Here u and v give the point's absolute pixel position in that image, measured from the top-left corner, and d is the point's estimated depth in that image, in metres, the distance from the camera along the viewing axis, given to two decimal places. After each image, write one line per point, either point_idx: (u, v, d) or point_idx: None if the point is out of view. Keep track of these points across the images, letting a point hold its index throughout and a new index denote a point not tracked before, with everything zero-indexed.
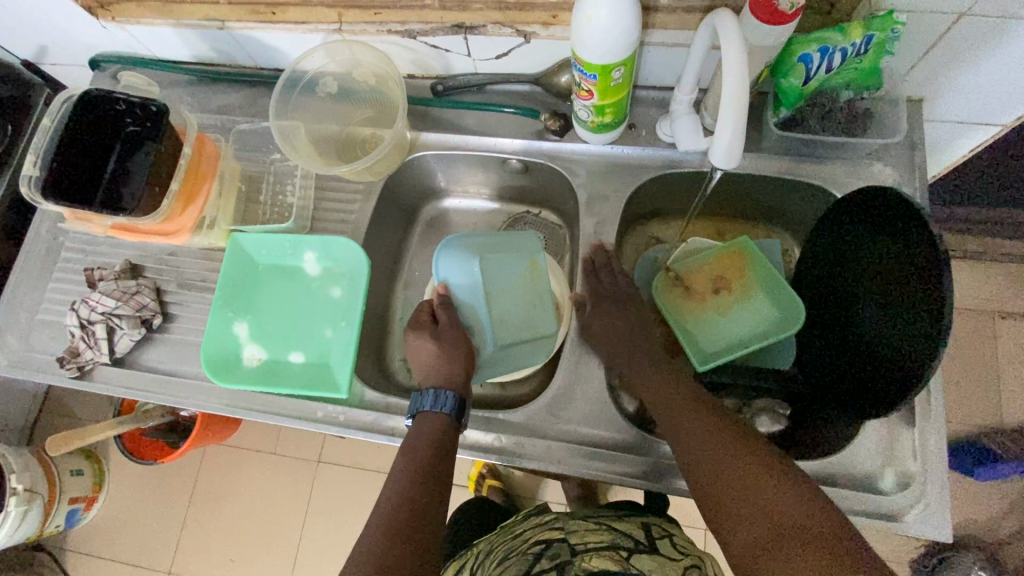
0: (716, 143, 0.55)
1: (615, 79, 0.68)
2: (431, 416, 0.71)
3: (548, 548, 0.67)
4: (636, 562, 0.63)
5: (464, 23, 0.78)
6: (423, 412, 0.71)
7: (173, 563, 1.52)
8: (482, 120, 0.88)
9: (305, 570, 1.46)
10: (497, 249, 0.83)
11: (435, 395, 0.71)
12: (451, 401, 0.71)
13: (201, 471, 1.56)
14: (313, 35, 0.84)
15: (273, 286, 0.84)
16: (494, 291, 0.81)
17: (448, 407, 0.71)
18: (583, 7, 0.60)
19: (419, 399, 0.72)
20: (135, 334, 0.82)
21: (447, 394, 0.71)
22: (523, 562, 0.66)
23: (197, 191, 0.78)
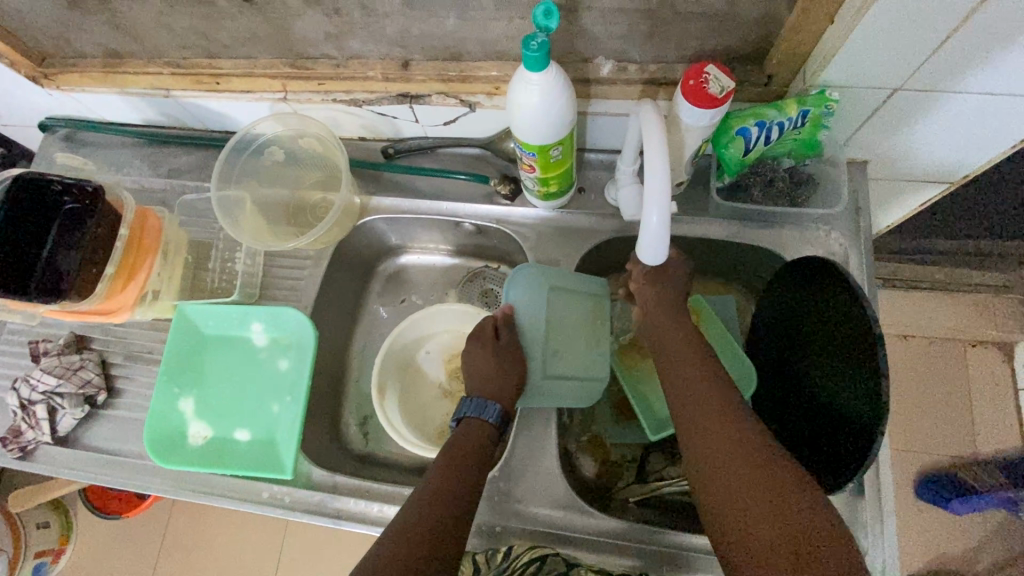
0: (645, 231, 0.56)
1: (554, 156, 0.68)
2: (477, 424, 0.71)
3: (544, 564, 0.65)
4: None
5: (409, 93, 0.78)
6: (469, 417, 0.72)
7: None
8: (434, 183, 0.88)
9: None
10: (567, 286, 0.80)
11: (482, 403, 0.72)
12: (495, 411, 0.71)
13: (170, 525, 1.53)
14: (259, 102, 0.84)
15: (221, 358, 0.82)
16: (557, 325, 0.79)
17: (494, 418, 0.71)
18: (514, 93, 0.60)
19: (465, 404, 0.73)
20: (78, 412, 0.80)
21: (495, 404, 0.72)
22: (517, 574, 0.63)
23: (138, 267, 0.77)
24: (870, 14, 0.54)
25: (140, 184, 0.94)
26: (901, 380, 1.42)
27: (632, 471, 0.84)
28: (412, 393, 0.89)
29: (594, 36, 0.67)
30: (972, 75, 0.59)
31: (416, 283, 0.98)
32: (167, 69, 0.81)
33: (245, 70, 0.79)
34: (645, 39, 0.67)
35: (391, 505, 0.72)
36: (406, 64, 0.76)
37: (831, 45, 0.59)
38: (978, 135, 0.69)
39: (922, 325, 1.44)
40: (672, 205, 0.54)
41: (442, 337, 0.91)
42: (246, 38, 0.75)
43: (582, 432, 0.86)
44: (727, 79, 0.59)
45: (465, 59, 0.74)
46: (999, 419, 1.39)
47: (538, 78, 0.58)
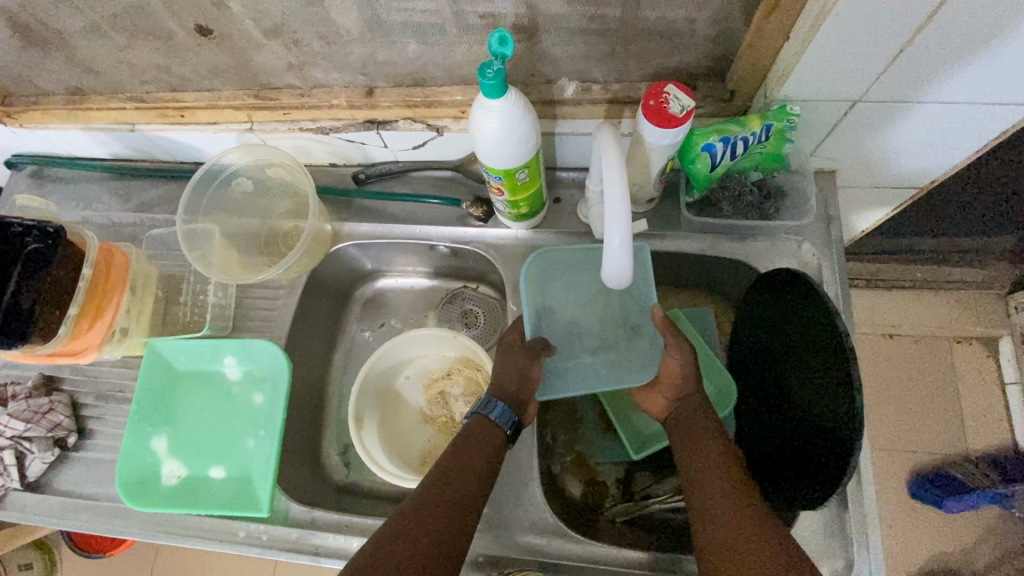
0: (608, 253, 0.55)
1: (521, 179, 0.67)
2: (490, 425, 0.67)
3: None
4: None
5: (375, 119, 0.77)
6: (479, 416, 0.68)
7: None
8: (406, 207, 0.87)
9: None
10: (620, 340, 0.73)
11: (496, 410, 0.67)
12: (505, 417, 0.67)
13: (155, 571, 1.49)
14: (226, 134, 0.83)
15: (194, 395, 0.81)
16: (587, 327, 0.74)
17: (505, 423, 0.67)
18: (475, 121, 0.60)
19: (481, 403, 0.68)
20: (47, 456, 0.78)
21: (508, 412, 0.67)
22: None
23: (104, 306, 0.76)
24: (823, 29, 0.54)
25: (110, 219, 0.92)
26: (889, 379, 1.43)
27: (617, 492, 0.82)
28: (391, 421, 0.88)
29: (555, 57, 0.67)
30: (932, 85, 0.59)
31: (394, 306, 0.98)
32: (130, 104, 0.81)
33: (209, 102, 0.78)
34: (605, 60, 0.67)
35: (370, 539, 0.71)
36: (371, 91, 0.75)
37: (788, 60, 0.59)
38: (944, 141, 0.70)
39: (908, 323, 1.45)
40: (632, 226, 0.53)
41: (419, 363, 0.90)
42: (210, 70, 0.75)
43: (566, 453, 0.84)
44: (687, 97, 0.59)
45: (429, 84, 0.74)
46: (986, 414, 1.39)
47: (496, 104, 0.58)
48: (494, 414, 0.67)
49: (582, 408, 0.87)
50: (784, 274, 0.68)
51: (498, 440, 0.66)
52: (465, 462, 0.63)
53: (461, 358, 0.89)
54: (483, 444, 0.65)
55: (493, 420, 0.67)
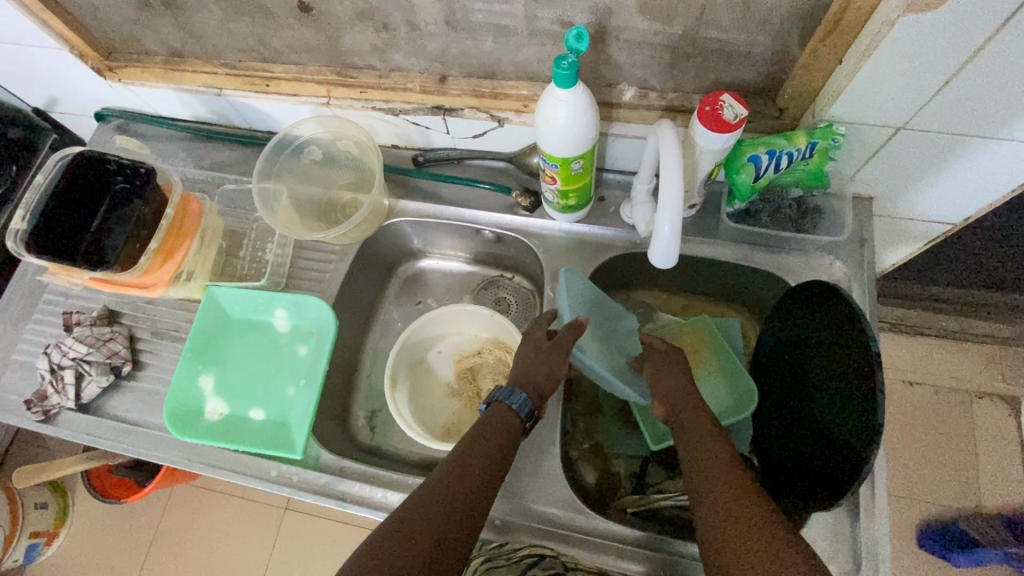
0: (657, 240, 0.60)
1: (575, 169, 0.72)
2: (509, 413, 0.71)
3: (541, 560, 0.67)
4: None
5: (442, 105, 0.83)
6: (498, 404, 0.72)
7: None
8: (459, 191, 0.93)
9: None
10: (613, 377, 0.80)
11: (512, 392, 0.72)
12: (523, 404, 0.72)
13: (165, 513, 1.68)
14: (303, 106, 0.90)
15: (243, 341, 0.86)
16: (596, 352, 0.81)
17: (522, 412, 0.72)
18: (542, 109, 0.65)
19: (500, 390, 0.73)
20: (103, 380, 0.84)
21: (525, 398, 0.72)
22: (515, 568, 0.65)
23: (176, 248, 0.81)
24: (876, 54, 0.58)
25: (184, 175, 1.00)
26: (904, 425, 1.43)
27: (631, 484, 0.85)
28: (419, 390, 0.92)
29: (619, 62, 0.73)
30: (975, 118, 0.63)
31: (433, 286, 1.03)
32: (222, 70, 0.88)
33: (295, 75, 0.86)
34: (665, 70, 0.73)
35: (394, 491, 0.75)
36: (444, 79, 0.82)
37: (839, 83, 0.64)
38: (983, 178, 0.73)
39: (930, 372, 1.45)
40: (683, 215, 0.58)
41: (451, 339, 0.95)
42: (301, 46, 0.82)
43: (584, 440, 0.88)
44: (740, 106, 0.64)
45: (498, 77, 0.80)
46: (1003, 471, 1.37)
47: (566, 94, 0.63)
48: (516, 404, 0.71)
49: (603, 400, 0.90)
50: (816, 288, 0.72)
51: (514, 430, 0.71)
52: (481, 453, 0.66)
53: (492, 340, 0.94)
54: (499, 428, 0.70)
55: (512, 407, 0.71)
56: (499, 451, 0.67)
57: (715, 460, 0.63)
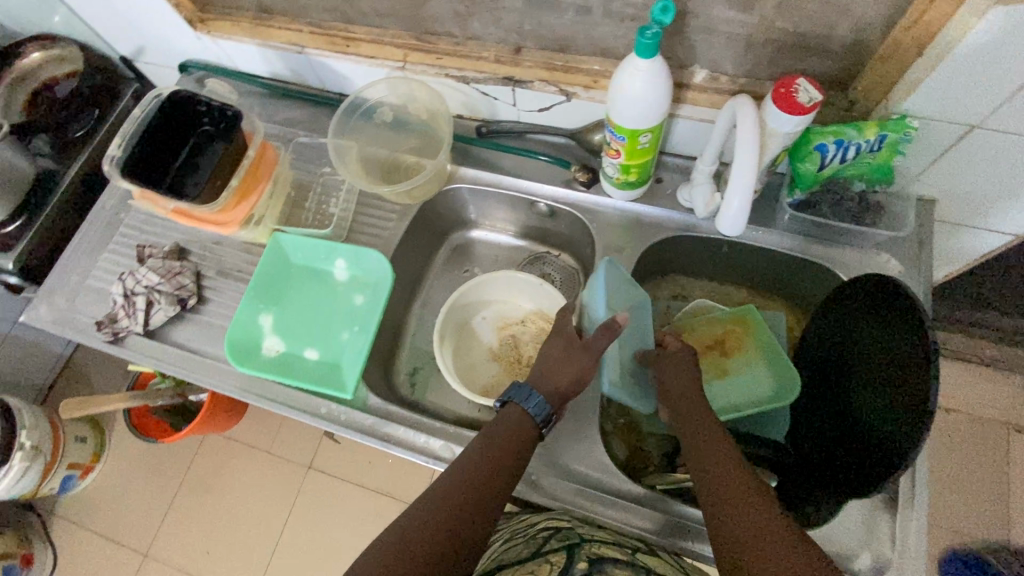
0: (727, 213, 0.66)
1: (642, 143, 0.74)
2: (525, 414, 0.72)
3: (559, 532, 0.75)
4: (640, 557, 0.70)
5: (513, 77, 0.86)
6: (514, 405, 0.73)
7: (156, 535, 1.68)
8: (518, 163, 0.96)
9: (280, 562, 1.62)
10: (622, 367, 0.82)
11: (530, 394, 0.73)
12: (540, 406, 0.72)
13: (195, 459, 1.75)
14: (378, 69, 0.93)
15: (302, 286, 0.90)
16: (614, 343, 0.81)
17: (539, 416, 0.72)
18: (620, 78, 0.68)
19: (517, 390, 0.74)
20: (170, 310, 0.89)
21: (542, 401, 0.72)
22: (533, 541, 0.75)
23: (250, 191, 0.85)
24: (962, 45, 0.60)
25: None
26: (936, 449, 1.40)
27: (660, 463, 0.86)
28: (462, 352, 0.94)
29: (694, 43, 0.74)
30: None
31: (482, 257, 1.06)
32: (307, 29, 0.92)
33: (376, 38, 0.90)
34: (740, 53, 0.74)
35: (437, 439, 0.78)
36: (518, 50, 0.84)
37: (918, 74, 0.64)
38: None
39: (967, 399, 1.42)
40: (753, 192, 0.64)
41: (497, 306, 0.97)
42: (386, 9, 0.86)
43: (619, 416, 0.89)
44: (815, 91, 0.65)
45: (571, 52, 0.82)
46: None
47: (643, 64, 0.65)
48: (533, 407, 0.72)
49: None
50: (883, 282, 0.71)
51: (528, 433, 0.71)
52: (485, 455, 0.67)
53: (538, 312, 0.96)
54: (512, 436, 0.70)
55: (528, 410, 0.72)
56: (510, 455, 0.68)
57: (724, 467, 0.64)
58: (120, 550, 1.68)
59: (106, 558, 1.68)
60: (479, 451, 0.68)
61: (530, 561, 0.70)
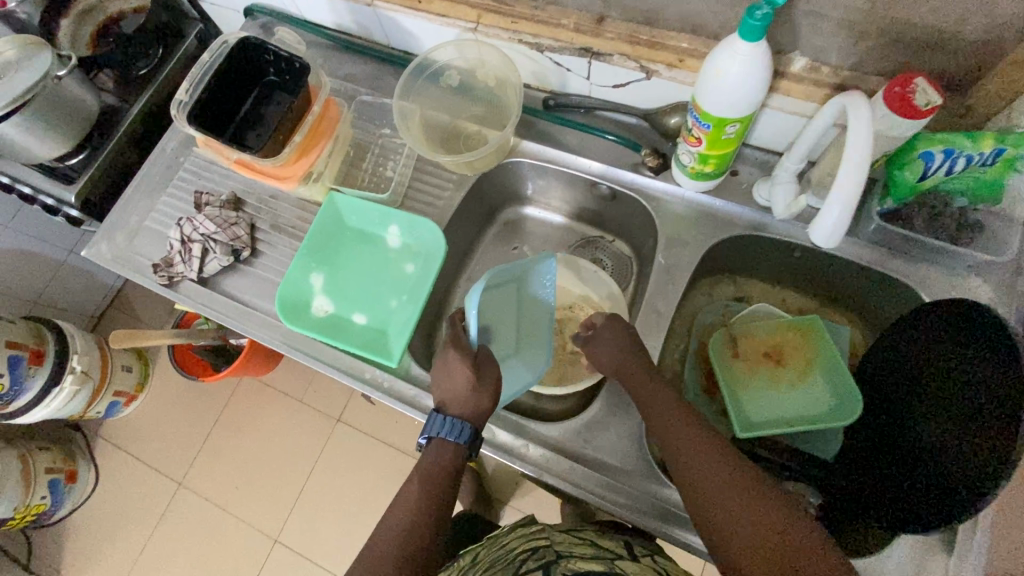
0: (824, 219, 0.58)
1: (727, 133, 0.69)
2: (447, 444, 0.71)
3: (534, 552, 0.70)
4: (619, 564, 0.67)
5: (592, 48, 0.80)
6: (439, 437, 0.71)
7: (191, 465, 1.77)
8: (584, 142, 0.91)
9: (304, 506, 1.69)
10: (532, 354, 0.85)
11: (455, 425, 0.70)
12: (466, 432, 0.70)
13: (231, 399, 1.82)
14: (448, 29, 0.89)
15: (355, 249, 0.89)
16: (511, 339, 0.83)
17: (464, 441, 0.71)
18: (716, 60, 0.63)
19: (438, 424, 0.71)
20: (224, 260, 0.89)
21: (468, 428, 0.71)
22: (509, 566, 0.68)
23: (312, 146, 0.84)
24: None
25: None
26: None
27: None
28: None
29: (800, 26, 0.68)
30: None
31: (533, 235, 1.04)
32: None
33: None
34: (850, 42, 0.67)
35: None
36: (601, 20, 0.79)
37: None
38: None
39: None
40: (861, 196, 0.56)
41: None
42: None
43: None
44: (935, 93, 0.59)
45: (659, 26, 0.76)
46: None
47: (745, 48, 0.60)
48: (458, 436, 0.70)
49: (685, 378, 0.89)
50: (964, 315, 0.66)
51: (458, 457, 0.71)
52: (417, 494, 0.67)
53: (586, 300, 0.94)
54: (441, 466, 0.69)
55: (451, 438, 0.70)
56: (445, 485, 0.68)
57: (727, 476, 0.61)
58: (157, 476, 1.77)
59: (143, 481, 1.77)
60: (410, 490, 0.67)
61: None
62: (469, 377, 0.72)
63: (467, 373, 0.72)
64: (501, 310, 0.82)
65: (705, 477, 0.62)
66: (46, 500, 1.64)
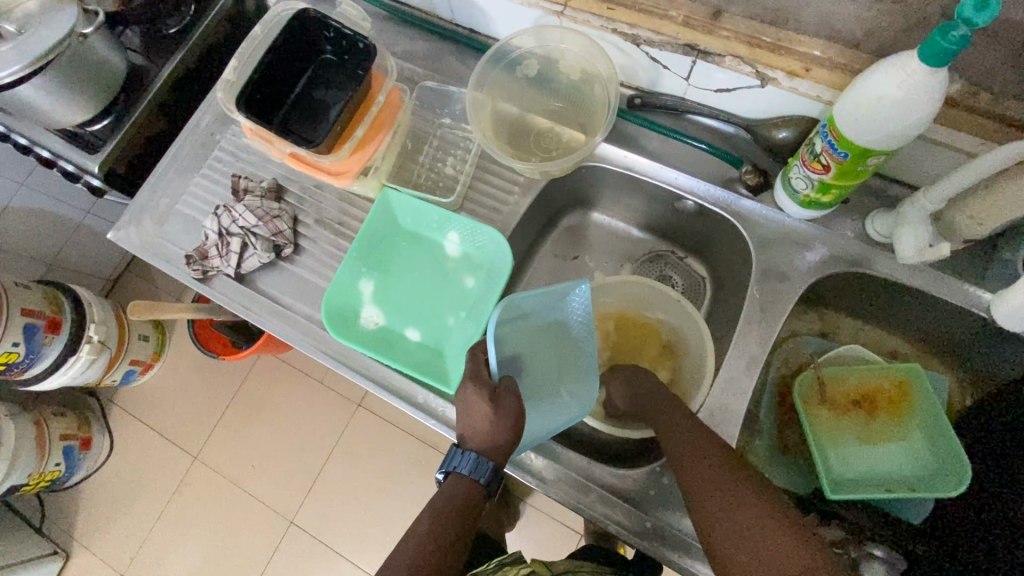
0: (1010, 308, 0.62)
1: (865, 165, 0.60)
2: (463, 480, 0.65)
3: None
4: None
5: (699, 46, 0.69)
6: (457, 473, 0.65)
7: (207, 440, 1.73)
8: (670, 149, 0.81)
9: (320, 490, 1.66)
10: (573, 381, 0.74)
11: (475, 461, 0.64)
12: (488, 471, 0.64)
13: (249, 375, 1.77)
14: (527, 10, 0.76)
15: (409, 255, 0.81)
16: (544, 368, 0.74)
17: (483, 479, 0.64)
18: (878, 83, 0.53)
19: (457, 457, 0.65)
20: (264, 257, 0.81)
21: (490, 463, 0.64)
22: None
23: (370, 139, 0.74)
24: None
25: None
26: None
27: None
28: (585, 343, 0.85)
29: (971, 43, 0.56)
30: None
31: (596, 244, 0.94)
32: None
33: None
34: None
35: (539, 455, 0.73)
36: (717, 14, 0.67)
37: None
38: None
39: None
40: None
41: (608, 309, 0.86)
42: None
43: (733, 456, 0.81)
44: None
45: (787, 27, 0.64)
46: None
47: (919, 70, 0.51)
48: (475, 472, 0.64)
49: (761, 418, 0.81)
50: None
51: (475, 496, 0.64)
52: (428, 522, 0.61)
53: (658, 329, 0.85)
54: (455, 504, 0.63)
55: (468, 474, 0.64)
56: (459, 525, 0.62)
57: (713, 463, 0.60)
58: (172, 448, 1.74)
59: (158, 451, 1.74)
60: (421, 520, 0.62)
61: None
62: (487, 413, 0.64)
63: (484, 408, 0.65)
64: (528, 338, 0.72)
65: (697, 466, 0.60)
66: (60, 467, 1.61)
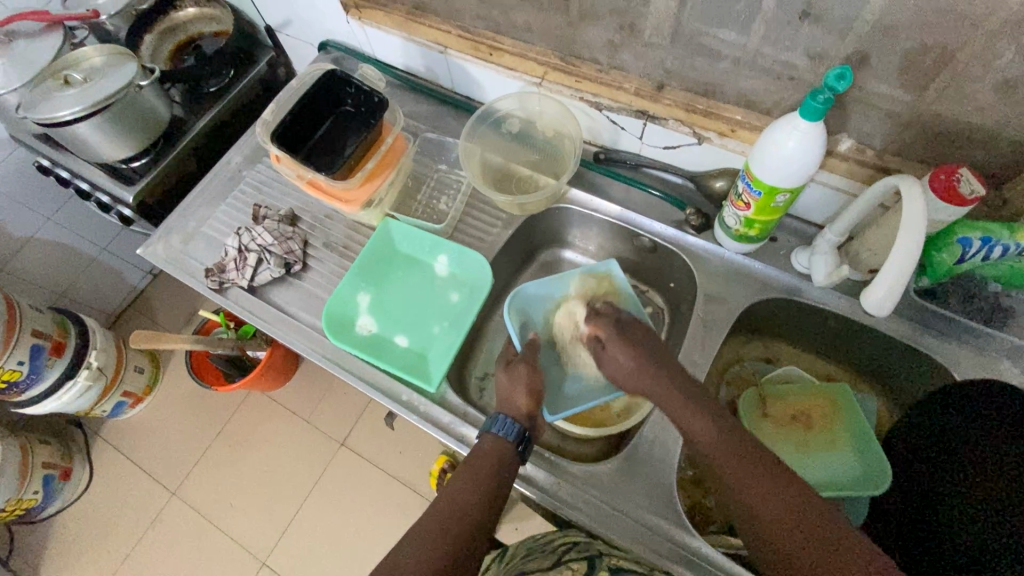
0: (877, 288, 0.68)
1: (777, 202, 0.74)
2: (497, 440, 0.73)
3: (577, 545, 0.77)
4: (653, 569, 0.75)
5: (648, 111, 0.85)
6: (490, 434, 0.74)
7: (188, 475, 1.74)
8: (630, 195, 0.96)
9: (297, 529, 1.65)
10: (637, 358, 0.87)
11: (505, 422, 0.73)
12: (517, 430, 0.73)
13: (238, 409, 1.82)
14: (513, 81, 0.94)
15: (403, 274, 0.93)
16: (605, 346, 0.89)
17: (512, 436, 0.72)
18: (776, 135, 0.68)
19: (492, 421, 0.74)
20: (276, 271, 0.92)
21: (516, 423, 0.73)
22: (552, 554, 0.76)
23: (377, 173, 0.88)
24: None
25: None
26: None
27: (722, 524, 0.84)
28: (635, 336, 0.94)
29: (850, 112, 0.73)
30: None
31: None
32: (456, 31, 0.94)
33: (521, 51, 0.91)
34: (895, 131, 0.72)
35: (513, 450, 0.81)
36: (660, 87, 0.84)
37: None
38: None
39: None
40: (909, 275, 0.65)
41: None
42: (538, 26, 0.87)
43: (687, 466, 0.88)
44: (978, 184, 0.65)
45: (716, 98, 0.82)
46: None
47: (805, 125, 0.66)
48: (505, 431, 0.73)
49: None
50: None
51: (508, 456, 0.72)
52: (469, 478, 0.69)
53: None
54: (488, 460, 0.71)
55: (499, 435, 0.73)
56: (489, 475, 0.69)
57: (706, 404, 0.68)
58: (151, 483, 1.74)
59: (136, 485, 1.74)
60: (460, 475, 0.70)
61: (552, 569, 0.71)
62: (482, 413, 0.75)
63: None
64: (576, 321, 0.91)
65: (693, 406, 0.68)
66: (37, 496, 1.60)
